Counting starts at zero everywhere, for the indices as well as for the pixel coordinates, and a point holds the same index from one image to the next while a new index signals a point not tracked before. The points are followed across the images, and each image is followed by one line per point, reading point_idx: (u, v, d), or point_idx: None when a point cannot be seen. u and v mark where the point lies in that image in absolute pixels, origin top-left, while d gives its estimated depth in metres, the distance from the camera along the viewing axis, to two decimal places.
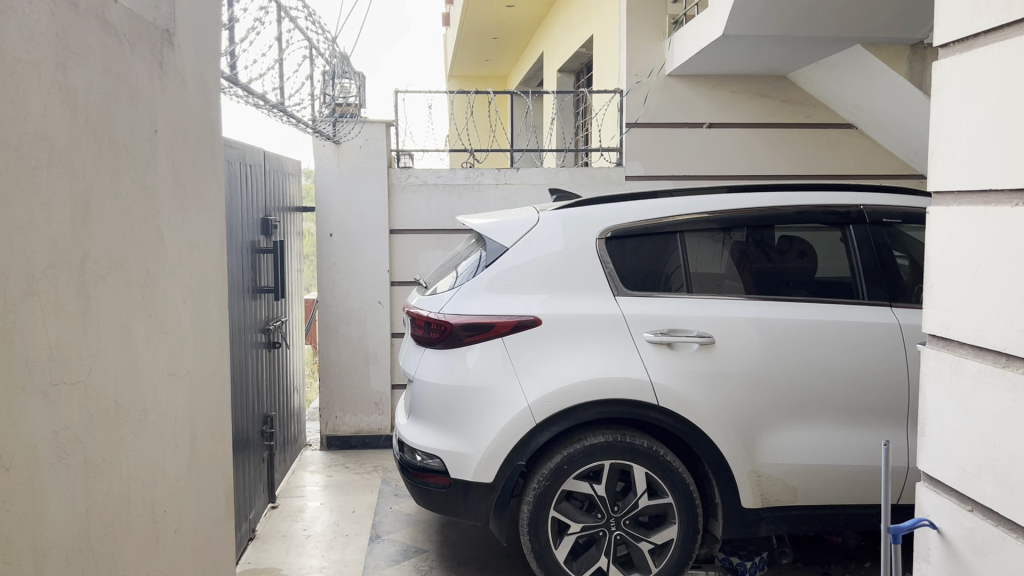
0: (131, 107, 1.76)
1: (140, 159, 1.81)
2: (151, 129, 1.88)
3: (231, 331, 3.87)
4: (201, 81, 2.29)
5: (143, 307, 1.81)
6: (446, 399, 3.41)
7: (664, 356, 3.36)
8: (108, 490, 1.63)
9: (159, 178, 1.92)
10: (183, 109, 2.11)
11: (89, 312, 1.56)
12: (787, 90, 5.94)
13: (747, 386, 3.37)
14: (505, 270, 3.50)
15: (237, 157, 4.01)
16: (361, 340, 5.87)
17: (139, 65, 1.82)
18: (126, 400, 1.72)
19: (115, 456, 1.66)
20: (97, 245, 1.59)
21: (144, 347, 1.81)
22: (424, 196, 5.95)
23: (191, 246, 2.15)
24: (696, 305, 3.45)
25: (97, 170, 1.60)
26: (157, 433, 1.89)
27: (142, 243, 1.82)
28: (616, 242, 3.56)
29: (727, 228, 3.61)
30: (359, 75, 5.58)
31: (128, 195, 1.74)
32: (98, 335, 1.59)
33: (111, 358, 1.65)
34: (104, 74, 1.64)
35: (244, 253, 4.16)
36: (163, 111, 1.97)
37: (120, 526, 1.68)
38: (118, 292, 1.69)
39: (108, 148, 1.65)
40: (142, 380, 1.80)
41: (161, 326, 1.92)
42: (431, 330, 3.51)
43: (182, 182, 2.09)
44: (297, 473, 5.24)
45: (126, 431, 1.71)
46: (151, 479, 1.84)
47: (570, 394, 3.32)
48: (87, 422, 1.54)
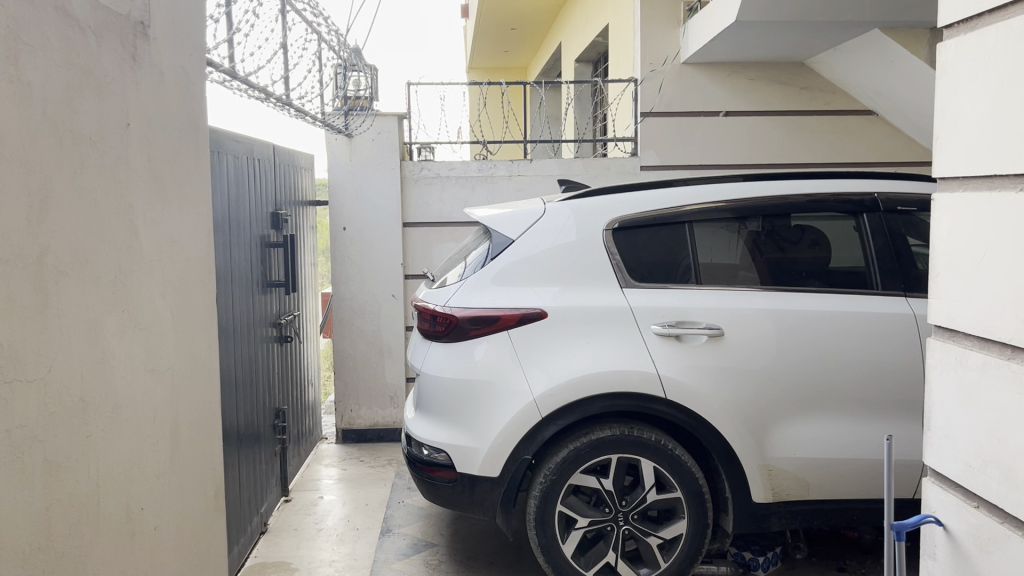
0: (97, 100, 1.76)
1: (108, 151, 1.81)
2: (121, 122, 1.88)
3: (239, 325, 3.86)
4: (181, 73, 2.29)
5: (112, 302, 1.81)
6: (452, 392, 3.38)
7: (672, 348, 3.31)
8: (73, 490, 1.63)
9: (131, 170, 1.91)
10: (158, 102, 2.11)
11: (49, 309, 1.55)
12: (804, 76, 5.84)
13: (757, 378, 3.31)
14: (511, 262, 3.47)
15: (245, 151, 4.01)
16: (376, 334, 5.87)
17: (106, 58, 1.82)
18: (94, 399, 1.72)
19: (80, 455, 1.66)
20: (57, 240, 1.58)
21: (114, 343, 1.81)
22: (437, 189, 5.93)
23: (171, 240, 2.14)
24: (705, 297, 3.39)
25: (57, 163, 1.59)
26: (131, 430, 1.89)
27: (111, 236, 1.82)
28: (623, 233, 3.51)
29: (737, 218, 3.54)
30: (371, 67, 5.58)
31: (94, 187, 1.74)
32: (60, 332, 1.59)
33: (75, 355, 1.64)
34: (64, 67, 1.64)
35: (254, 247, 4.16)
36: (136, 106, 1.97)
37: (87, 526, 1.69)
38: (83, 287, 1.69)
39: (69, 142, 1.64)
40: (112, 378, 1.79)
41: (135, 320, 1.91)
42: (437, 323, 3.49)
43: (159, 176, 2.08)
44: (312, 466, 5.26)
45: (93, 430, 1.71)
46: (123, 477, 1.84)
47: (576, 387, 3.28)
48: (47, 420, 1.54)
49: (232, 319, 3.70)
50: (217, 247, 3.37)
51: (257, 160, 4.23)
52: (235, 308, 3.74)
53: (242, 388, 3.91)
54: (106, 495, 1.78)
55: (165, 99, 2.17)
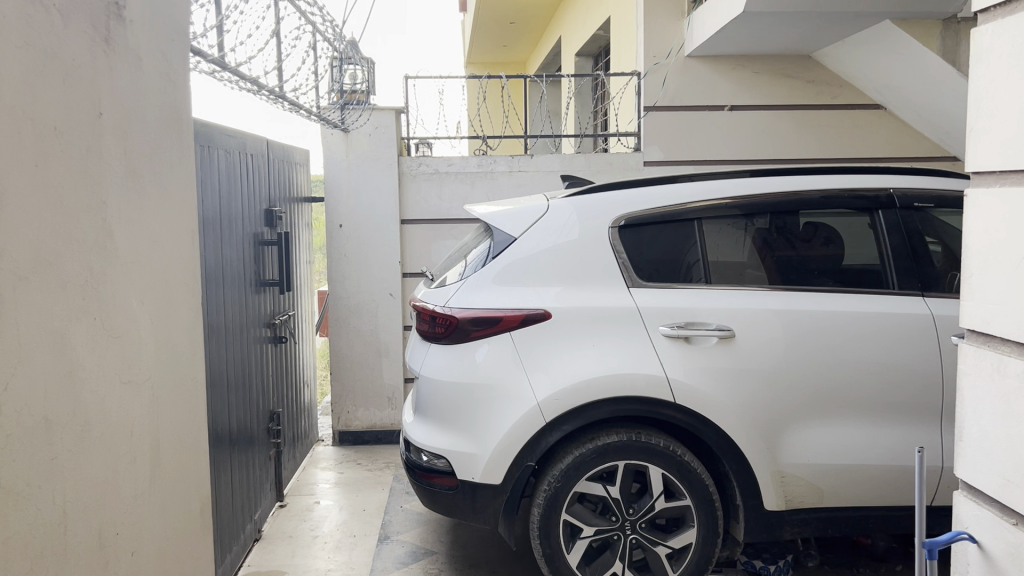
0: (64, 86, 1.64)
1: (77, 142, 1.69)
2: (93, 111, 1.77)
3: (231, 327, 3.73)
4: (162, 62, 2.16)
5: (79, 308, 1.68)
6: (452, 396, 3.25)
7: (681, 351, 3.19)
8: (37, 518, 1.52)
9: (102, 163, 1.79)
10: (135, 91, 1.99)
11: (7, 317, 1.43)
12: (811, 70, 5.71)
13: (769, 381, 3.18)
14: (514, 261, 3.34)
15: (237, 145, 3.88)
16: (373, 334, 5.74)
17: (75, 41, 1.69)
18: (59, 416, 1.60)
19: (45, 480, 1.55)
20: (16, 241, 1.46)
21: (81, 352, 1.68)
22: (435, 185, 5.80)
23: (146, 239, 2.01)
24: (715, 298, 3.27)
25: (17, 156, 1.47)
26: (102, 449, 1.78)
27: (81, 234, 1.70)
28: (630, 230, 3.38)
29: (748, 214, 3.41)
30: (368, 60, 5.45)
31: (59, 181, 1.61)
32: (19, 342, 1.46)
33: (37, 369, 1.52)
34: (26, 50, 1.51)
35: (247, 245, 4.03)
36: (110, 94, 1.85)
37: (53, 556, 1.58)
38: (47, 291, 1.56)
39: (31, 131, 1.52)
40: (79, 391, 1.67)
41: (104, 326, 1.79)
42: (437, 325, 3.36)
43: (134, 170, 1.96)
44: (308, 470, 5.13)
45: (60, 451, 1.60)
46: (93, 501, 1.73)
47: (581, 391, 3.15)
48: (5, 441, 1.42)
49: (224, 319, 3.57)
50: (207, 246, 3.24)
51: (250, 155, 4.10)
52: (226, 308, 3.61)
53: (235, 392, 3.78)
54: (76, 518, 1.66)
55: (143, 88, 2.04)
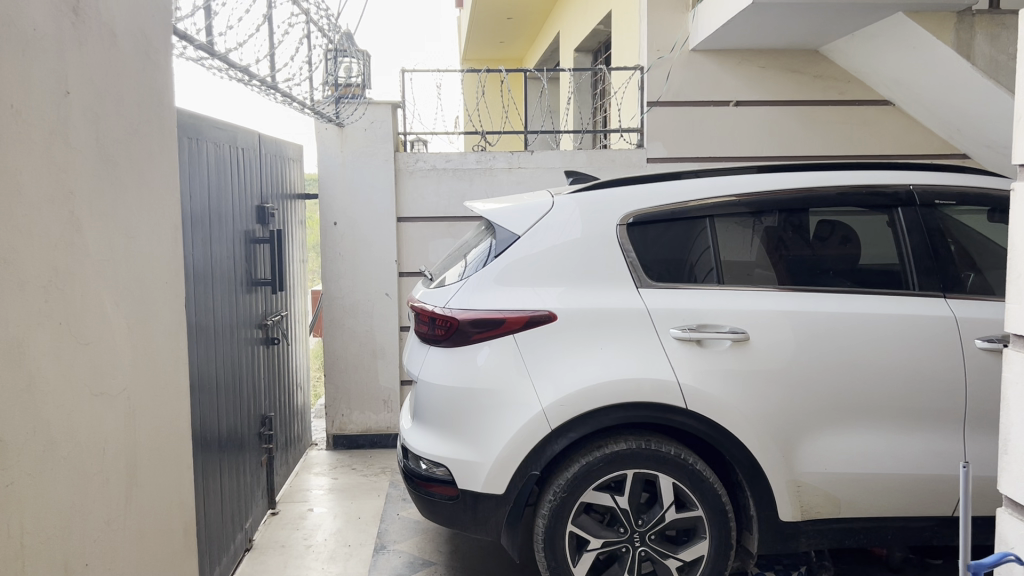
0: (24, 59, 1.51)
1: (39, 122, 1.55)
2: (59, 88, 1.64)
3: (221, 327, 3.57)
4: (135, 45, 2.01)
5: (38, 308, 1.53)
6: (453, 402, 3.10)
7: (693, 354, 3.04)
8: None
9: (67, 145, 1.66)
10: (106, 70, 1.85)
11: None
12: (819, 65, 5.57)
13: (785, 387, 3.04)
14: (517, 260, 3.19)
15: (228, 139, 3.73)
16: (368, 334, 5.58)
17: (38, 10, 1.56)
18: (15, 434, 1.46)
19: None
20: None
21: (40, 359, 1.54)
22: (433, 181, 5.64)
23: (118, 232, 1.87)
24: (728, 298, 3.12)
25: None
26: (65, 474, 1.64)
27: (42, 229, 1.56)
28: (638, 228, 3.24)
29: (761, 211, 3.27)
30: (364, 53, 5.30)
31: (18, 166, 1.47)
32: None
33: None
34: None
35: (237, 243, 3.87)
36: (78, 70, 1.72)
37: None
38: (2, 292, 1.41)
39: None
40: (37, 403, 1.53)
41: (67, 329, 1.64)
42: (437, 327, 3.20)
43: (105, 153, 1.83)
44: (301, 474, 4.98)
45: (16, 478, 1.46)
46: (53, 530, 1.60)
47: (589, 397, 3.00)
48: None
49: (213, 320, 3.43)
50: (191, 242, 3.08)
51: (241, 150, 3.95)
52: (216, 308, 3.47)
53: (224, 396, 3.62)
54: (33, 552, 1.52)
55: (115, 73, 1.91)
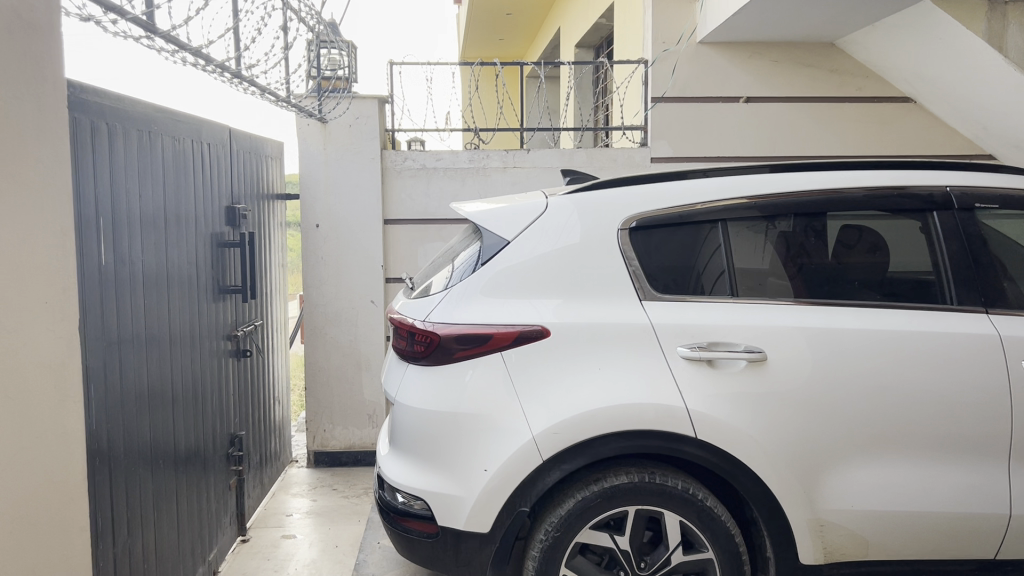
0: None
1: None
2: None
3: (179, 341, 3.23)
4: None
5: None
6: (433, 429, 2.75)
7: (702, 375, 2.70)
8: None
9: None
10: None
11: None
12: (834, 59, 5.23)
13: (807, 414, 2.70)
14: (507, 268, 2.85)
15: (190, 133, 3.39)
16: (352, 344, 5.26)
17: None
18: None
19: None
20: None
21: None
22: (423, 181, 5.32)
23: None
24: (741, 313, 2.78)
25: None
26: None
27: None
28: (642, 234, 2.89)
29: (777, 215, 2.92)
30: (349, 43, 4.97)
31: None
32: None
33: None
34: None
35: (202, 247, 3.52)
36: None
37: None
38: None
39: None
40: None
41: None
42: (416, 342, 2.86)
43: None
44: (277, 495, 4.64)
45: None
46: None
47: (585, 424, 2.66)
48: None
49: (168, 333, 3.10)
50: (129, 250, 2.73)
51: (207, 146, 3.61)
52: (172, 320, 3.14)
53: (182, 416, 3.28)
54: None
55: None
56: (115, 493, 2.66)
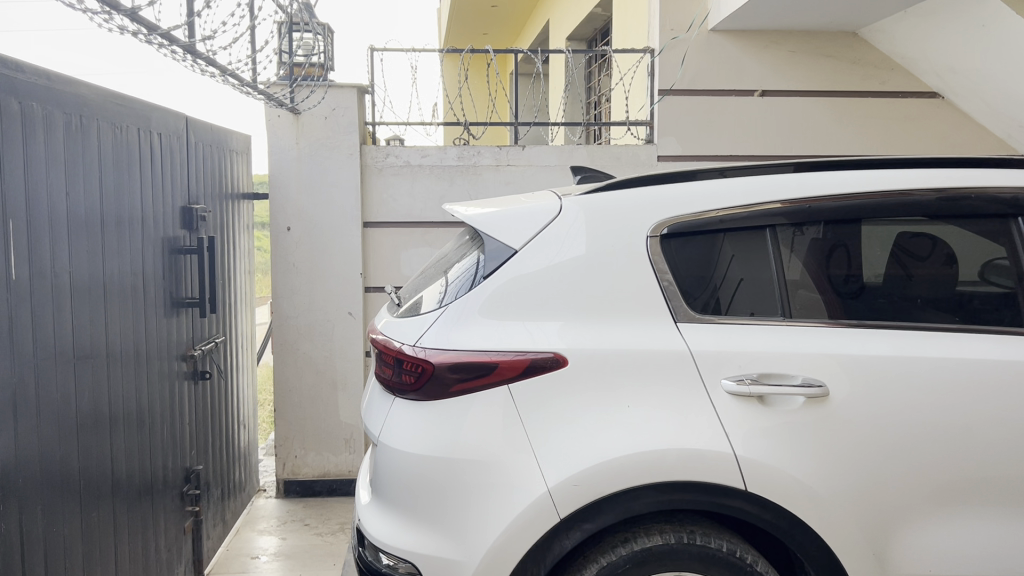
0: None
1: None
2: None
3: (120, 363, 2.70)
4: None
5: None
6: (424, 479, 2.27)
7: (751, 415, 2.24)
8: None
9: None
10: None
11: None
12: (856, 49, 4.87)
13: (879, 462, 2.24)
14: (514, 282, 2.38)
15: (135, 120, 2.88)
16: (328, 361, 4.79)
17: None
18: None
19: None
20: None
21: None
22: (407, 179, 4.85)
23: None
24: (795, 339, 2.32)
25: None
26: None
27: None
28: (675, 243, 2.43)
29: (805, 221, 2.45)
30: (326, 27, 4.51)
31: None
32: None
33: None
34: None
35: (151, 253, 3.01)
36: None
37: None
38: None
39: None
40: None
41: None
42: (404, 372, 2.38)
43: None
44: (242, 532, 4.12)
45: None
46: None
47: (612, 475, 2.19)
48: None
49: (104, 356, 2.58)
50: (48, 256, 2.22)
51: (158, 136, 3.10)
52: (110, 342, 2.62)
53: (124, 453, 2.75)
54: None
55: None
56: (29, 558, 2.14)
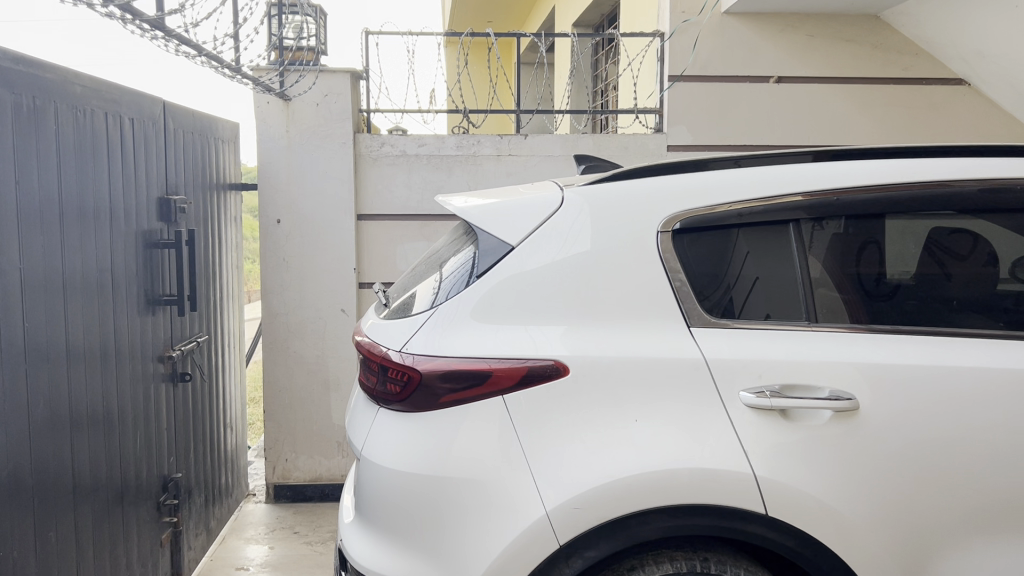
0: None
1: None
2: None
3: (85, 366, 2.50)
4: None
5: None
6: (409, 499, 2.06)
7: (773, 431, 2.02)
8: None
9: None
10: None
11: None
12: (877, 33, 4.65)
13: (915, 484, 2.02)
14: (511, 282, 2.16)
15: (101, 103, 2.66)
16: (320, 361, 4.61)
17: None
18: None
19: None
20: None
21: None
22: (403, 170, 4.65)
23: None
24: (821, 346, 2.10)
25: None
26: None
27: None
28: (688, 239, 2.21)
29: (826, 215, 2.22)
30: (318, 9, 4.31)
31: None
32: None
33: None
34: None
35: (123, 247, 2.80)
36: None
37: None
38: None
39: None
40: None
41: None
42: (389, 381, 2.16)
43: None
44: (228, 540, 3.92)
45: None
46: None
47: (617, 498, 1.98)
48: None
49: (64, 360, 2.37)
50: None
51: (130, 122, 2.88)
52: (72, 344, 2.41)
53: (89, 464, 2.55)
54: None
55: None
56: None
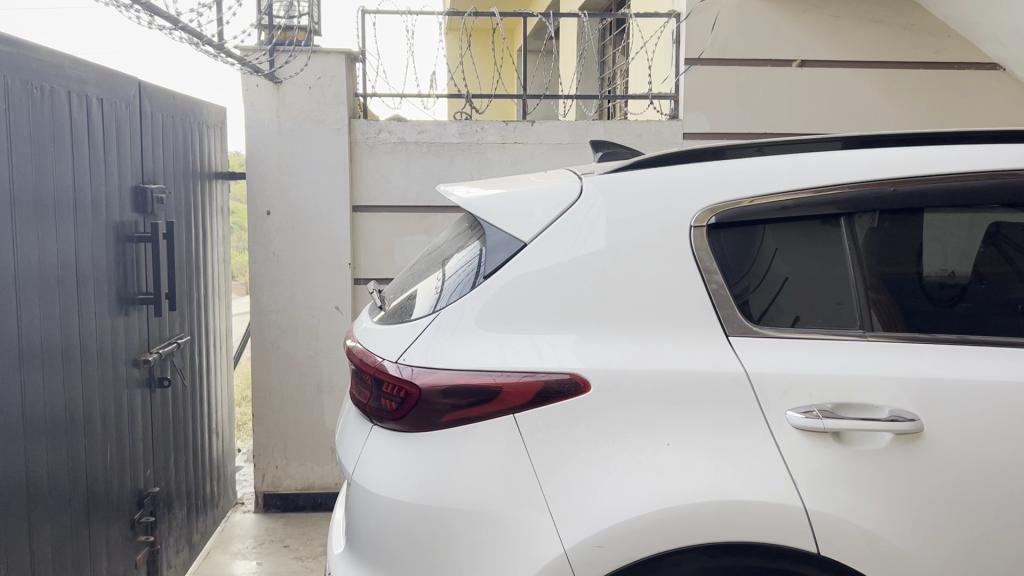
0: None
1: None
2: None
3: (44, 372, 2.24)
4: None
5: None
6: (405, 533, 1.80)
7: (826, 457, 1.76)
8: None
9: None
10: None
11: None
12: (907, 14, 4.43)
13: (987, 520, 1.76)
14: (522, 285, 1.89)
15: (63, 79, 2.38)
16: (312, 362, 4.35)
17: None
18: None
19: None
20: None
21: None
22: (401, 158, 4.38)
23: None
24: (880, 359, 1.83)
25: None
26: None
27: None
28: (725, 236, 1.93)
29: (869, 211, 1.94)
30: None
31: None
32: None
33: None
34: None
35: (91, 241, 2.53)
36: None
37: None
38: None
39: None
40: None
41: None
42: (383, 397, 1.90)
43: None
44: (213, 555, 3.66)
45: None
46: None
47: (647, 534, 1.72)
48: None
49: (16, 365, 2.11)
50: None
51: (97, 102, 2.61)
52: (26, 348, 2.14)
53: (50, 480, 2.29)
54: None
55: None
56: None
